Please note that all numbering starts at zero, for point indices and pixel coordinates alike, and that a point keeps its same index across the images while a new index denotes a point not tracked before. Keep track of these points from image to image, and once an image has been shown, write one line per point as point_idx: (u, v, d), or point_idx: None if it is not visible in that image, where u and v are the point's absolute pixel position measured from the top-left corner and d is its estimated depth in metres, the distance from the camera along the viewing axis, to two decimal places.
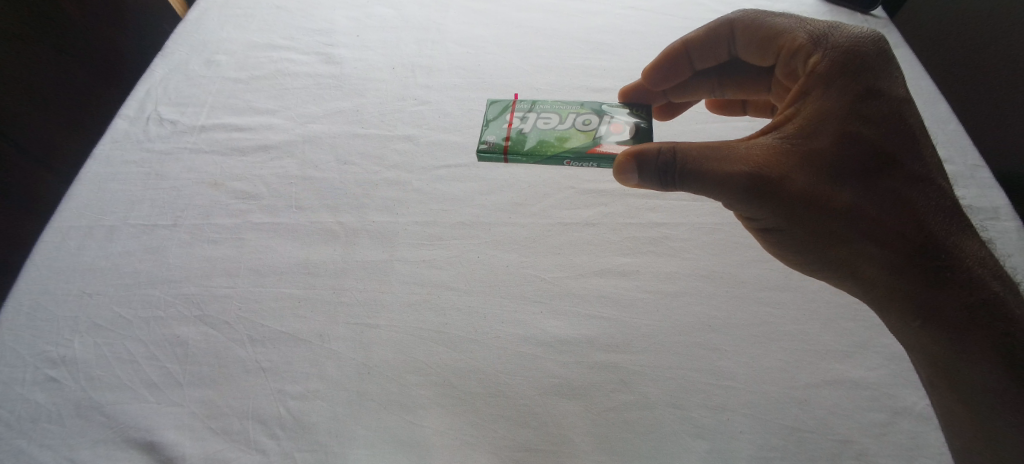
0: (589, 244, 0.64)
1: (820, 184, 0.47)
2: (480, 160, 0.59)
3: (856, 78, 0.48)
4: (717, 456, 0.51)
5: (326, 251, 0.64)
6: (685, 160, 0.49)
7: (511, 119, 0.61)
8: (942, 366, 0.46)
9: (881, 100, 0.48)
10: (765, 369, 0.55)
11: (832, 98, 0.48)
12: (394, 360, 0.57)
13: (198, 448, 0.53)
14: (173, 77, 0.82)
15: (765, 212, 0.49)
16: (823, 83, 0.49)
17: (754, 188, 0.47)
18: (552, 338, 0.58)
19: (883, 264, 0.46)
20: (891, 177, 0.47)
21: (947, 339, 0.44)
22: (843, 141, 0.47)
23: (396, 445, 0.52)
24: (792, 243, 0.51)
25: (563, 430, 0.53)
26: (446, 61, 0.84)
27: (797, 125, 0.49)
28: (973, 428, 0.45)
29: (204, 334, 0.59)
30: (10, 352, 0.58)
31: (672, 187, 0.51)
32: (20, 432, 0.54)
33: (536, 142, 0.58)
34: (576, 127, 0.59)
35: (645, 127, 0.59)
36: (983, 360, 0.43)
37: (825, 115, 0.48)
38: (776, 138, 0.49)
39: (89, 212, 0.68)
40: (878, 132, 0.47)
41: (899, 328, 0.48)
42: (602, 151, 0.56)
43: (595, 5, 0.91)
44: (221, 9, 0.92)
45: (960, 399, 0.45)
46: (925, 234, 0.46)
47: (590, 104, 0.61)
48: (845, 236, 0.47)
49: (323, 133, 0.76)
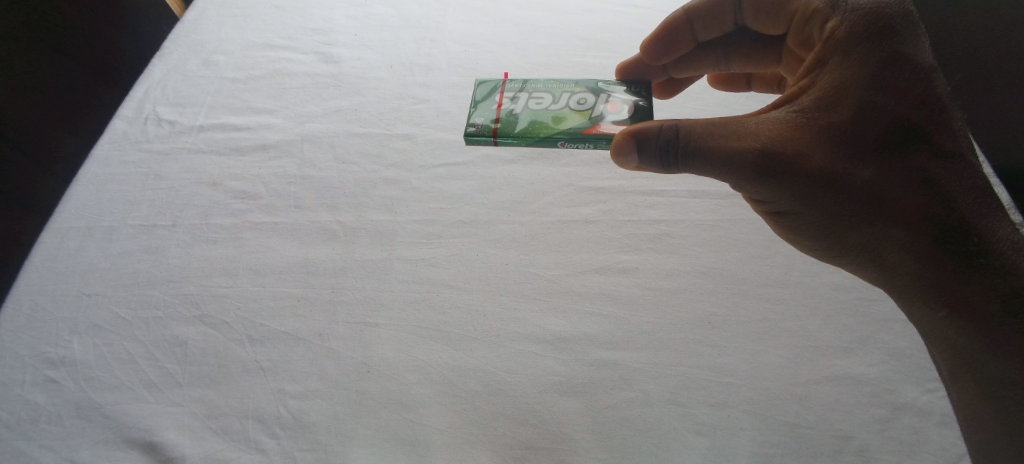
0: (589, 242, 0.64)
1: (834, 161, 0.46)
2: (469, 143, 0.59)
3: (875, 48, 0.47)
4: (718, 452, 0.51)
5: (326, 250, 0.64)
6: (689, 138, 0.49)
7: (500, 100, 0.61)
8: (956, 344, 0.45)
9: (902, 71, 0.46)
10: (766, 366, 0.55)
11: (846, 69, 0.47)
12: (394, 358, 0.56)
13: (198, 448, 0.53)
14: (172, 77, 0.82)
15: (773, 191, 0.48)
16: (840, 53, 0.48)
17: (762, 165, 0.46)
18: (552, 335, 0.57)
19: (899, 243, 0.45)
20: (909, 153, 0.45)
21: (964, 320, 0.43)
22: (857, 114, 0.46)
23: (396, 444, 0.52)
24: (807, 224, 0.50)
25: (563, 427, 0.53)
26: (445, 59, 0.84)
27: (812, 98, 0.48)
28: (988, 411, 0.45)
29: (203, 334, 0.59)
30: (10, 353, 0.58)
31: (676, 167, 0.51)
32: (20, 433, 0.54)
33: (527, 123, 0.58)
34: (570, 107, 0.59)
35: (644, 105, 0.59)
36: (1002, 340, 0.42)
37: (838, 87, 0.47)
38: (789, 113, 0.48)
39: (88, 213, 0.68)
40: (896, 105, 0.46)
41: (916, 309, 0.47)
42: (599, 131, 0.56)
43: (593, 3, 0.91)
44: (219, 9, 0.92)
45: (973, 381, 0.45)
46: (948, 214, 0.44)
47: (585, 83, 0.61)
48: (862, 216, 0.46)
49: (322, 132, 0.76)
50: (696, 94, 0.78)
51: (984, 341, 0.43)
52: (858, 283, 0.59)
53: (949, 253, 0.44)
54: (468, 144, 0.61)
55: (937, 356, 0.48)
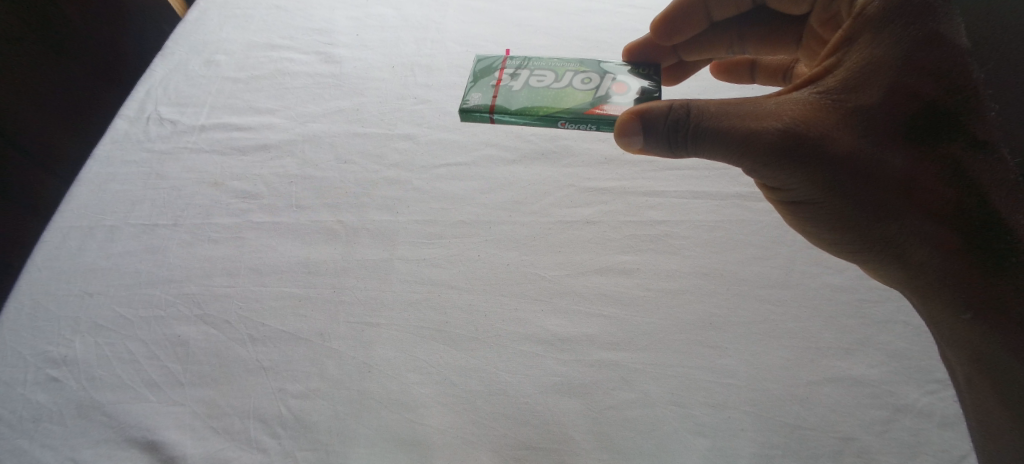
0: (589, 242, 0.64)
1: (856, 148, 0.45)
2: (466, 117, 0.59)
3: (907, 30, 0.46)
4: (718, 454, 0.51)
5: (327, 250, 0.64)
6: (701, 118, 0.49)
7: (499, 76, 0.61)
8: (965, 330, 0.46)
9: (931, 54, 0.46)
10: (766, 368, 0.55)
11: (874, 50, 0.47)
12: (395, 358, 0.57)
13: (199, 448, 0.53)
14: (174, 76, 0.82)
15: (783, 174, 0.48)
16: (872, 35, 0.47)
17: (775, 147, 0.46)
18: (553, 337, 0.57)
19: (913, 232, 0.45)
20: (929, 141, 0.45)
21: (977, 311, 0.44)
22: (879, 96, 0.46)
23: (397, 444, 0.52)
24: (824, 215, 0.50)
25: (563, 428, 0.53)
26: (445, 60, 0.84)
27: (835, 82, 0.48)
28: (995, 392, 0.46)
29: (205, 334, 0.59)
30: (11, 353, 0.58)
31: (685, 148, 0.51)
32: (21, 432, 0.54)
33: (526, 100, 0.58)
34: (573, 86, 0.59)
35: (651, 91, 0.59)
36: (1011, 326, 0.43)
37: (861, 69, 0.47)
38: (810, 97, 0.48)
39: (90, 212, 0.68)
40: (922, 88, 0.45)
41: (929, 302, 0.47)
42: (602, 113, 0.56)
43: (595, 4, 0.91)
44: (222, 10, 0.92)
45: (981, 364, 0.46)
46: (964, 207, 0.44)
47: (590, 63, 0.61)
48: (883, 205, 0.45)
49: (323, 133, 0.76)
50: (698, 94, 0.78)
51: (993, 328, 0.44)
52: (858, 284, 0.59)
53: (961, 245, 0.44)
54: (464, 120, 0.60)
55: (940, 339, 0.49)
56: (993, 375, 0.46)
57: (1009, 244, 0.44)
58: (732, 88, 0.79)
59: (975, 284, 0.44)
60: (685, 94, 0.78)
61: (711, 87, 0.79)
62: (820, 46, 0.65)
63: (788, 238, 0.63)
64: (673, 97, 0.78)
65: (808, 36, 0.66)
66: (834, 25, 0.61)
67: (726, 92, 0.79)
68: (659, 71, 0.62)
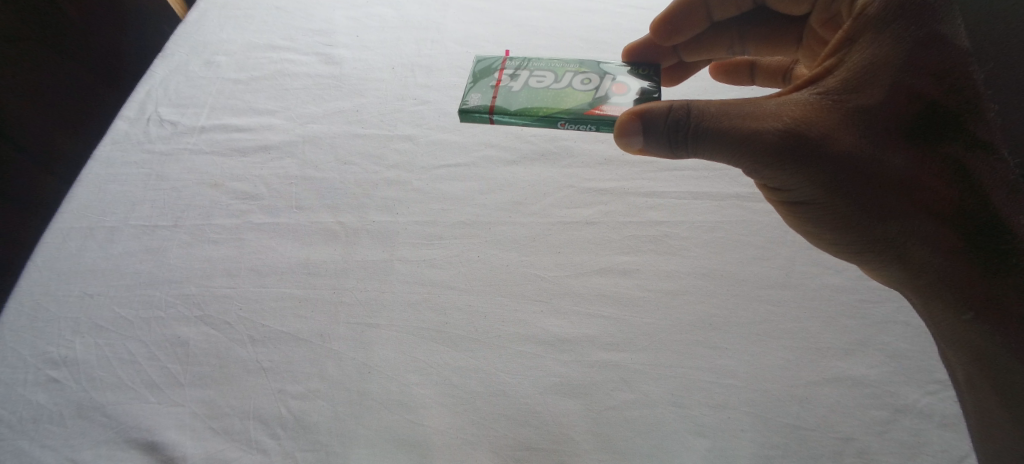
0: (589, 243, 0.64)
1: (856, 148, 0.45)
2: (465, 118, 0.59)
3: (907, 30, 0.46)
4: (718, 454, 0.51)
5: (327, 251, 0.65)
6: (701, 118, 0.49)
7: (499, 77, 0.61)
8: (966, 329, 0.46)
9: (931, 54, 0.46)
10: (766, 368, 0.55)
11: (874, 50, 0.47)
12: (395, 359, 0.57)
13: (199, 448, 0.53)
14: (174, 77, 0.82)
15: (784, 174, 0.48)
16: (872, 36, 0.47)
17: (775, 147, 0.46)
18: (553, 337, 0.58)
19: (914, 232, 0.45)
20: (930, 141, 0.45)
21: (977, 310, 0.44)
22: (879, 96, 0.46)
23: (396, 445, 0.52)
24: (824, 214, 0.50)
25: (563, 429, 0.53)
26: (446, 61, 0.84)
27: (835, 82, 0.48)
28: (995, 391, 0.46)
29: (205, 334, 0.59)
30: (11, 353, 0.58)
31: (686, 148, 0.51)
32: (21, 433, 0.54)
33: (526, 101, 0.58)
34: (573, 87, 0.59)
35: (651, 91, 0.59)
36: (1011, 326, 0.43)
37: (862, 70, 0.47)
38: (810, 98, 0.48)
39: (90, 213, 0.68)
40: (922, 89, 0.45)
41: (929, 302, 0.47)
42: (602, 113, 0.56)
43: (594, 5, 0.91)
44: (222, 10, 0.92)
45: (981, 363, 0.46)
46: (964, 207, 0.44)
47: (589, 63, 0.61)
48: (883, 205, 0.45)
49: (324, 134, 0.76)
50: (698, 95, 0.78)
51: (993, 328, 0.44)
52: (858, 285, 0.59)
53: (961, 245, 0.44)
54: (463, 121, 0.61)
55: (940, 339, 0.49)
56: (993, 374, 0.46)
57: (1009, 244, 0.44)
58: (732, 89, 0.79)
59: (975, 284, 0.44)
60: (685, 94, 0.78)
61: (710, 87, 0.79)
62: (821, 46, 0.66)
63: (788, 239, 0.63)
64: (673, 97, 0.78)
65: (808, 36, 0.67)
66: (835, 25, 0.61)
67: (726, 92, 0.79)
68: (659, 72, 0.62)
